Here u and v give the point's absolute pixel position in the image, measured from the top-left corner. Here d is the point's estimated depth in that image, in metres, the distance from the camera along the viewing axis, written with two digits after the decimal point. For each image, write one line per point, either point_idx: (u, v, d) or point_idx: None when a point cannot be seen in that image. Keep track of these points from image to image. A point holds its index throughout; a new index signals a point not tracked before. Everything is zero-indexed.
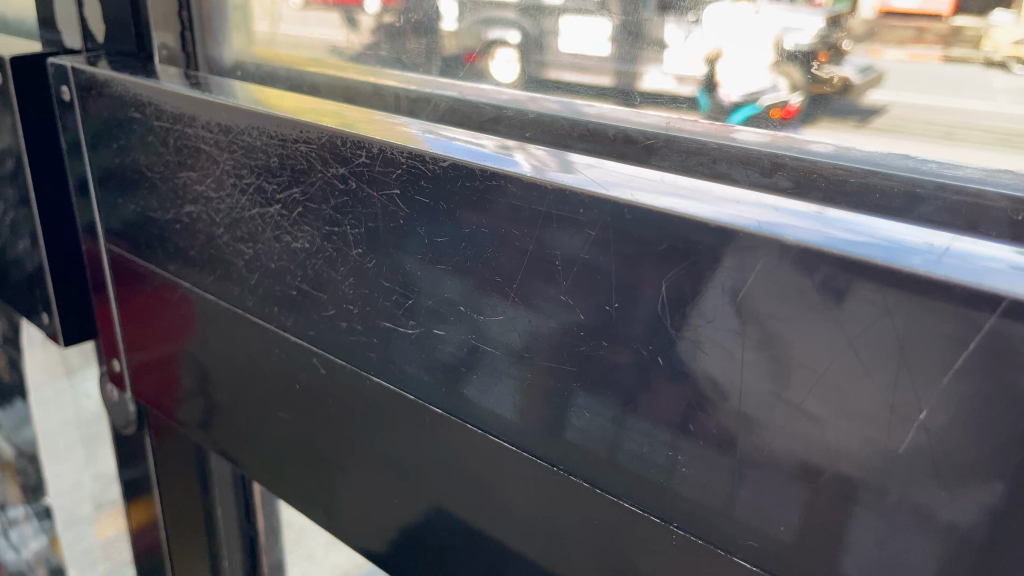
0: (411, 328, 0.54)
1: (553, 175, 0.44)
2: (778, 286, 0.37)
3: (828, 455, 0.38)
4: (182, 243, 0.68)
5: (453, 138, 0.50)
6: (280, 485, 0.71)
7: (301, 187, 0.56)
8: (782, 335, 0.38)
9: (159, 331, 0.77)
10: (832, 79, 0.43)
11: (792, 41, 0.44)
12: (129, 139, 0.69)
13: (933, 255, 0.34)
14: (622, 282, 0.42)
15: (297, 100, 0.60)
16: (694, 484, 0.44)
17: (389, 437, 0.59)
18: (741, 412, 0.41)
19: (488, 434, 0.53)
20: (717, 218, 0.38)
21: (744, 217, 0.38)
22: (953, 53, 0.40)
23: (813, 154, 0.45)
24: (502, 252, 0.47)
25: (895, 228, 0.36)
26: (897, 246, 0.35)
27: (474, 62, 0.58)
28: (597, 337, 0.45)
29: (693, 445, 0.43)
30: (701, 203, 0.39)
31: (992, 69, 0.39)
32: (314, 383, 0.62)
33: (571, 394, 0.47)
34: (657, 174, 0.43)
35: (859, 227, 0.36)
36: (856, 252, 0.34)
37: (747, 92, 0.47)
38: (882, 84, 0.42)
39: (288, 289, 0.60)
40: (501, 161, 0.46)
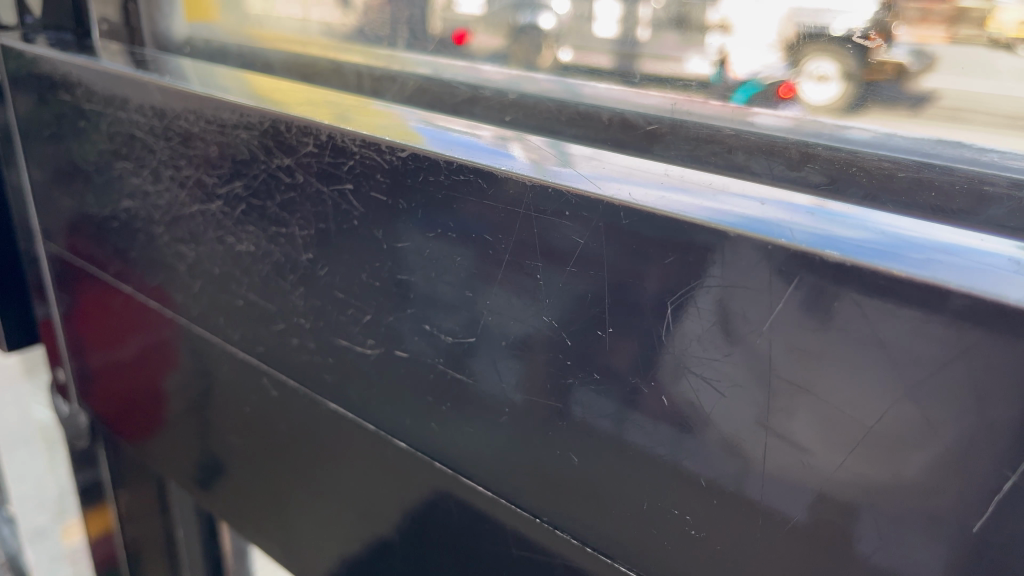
0: (369, 348, 0.45)
1: (549, 171, 0.36)
2: (810, 312, 0.29)
3: (883, 534, 0.30)
4: (122, 244, 0.60)
5: (449, 128, 0.42)
6: (235, 516, 0.64)
7: (244, 181, 0.47)
8: (824, 377, 0.29)
9: (104, 339, 0.69)
10: (885, 65, 0.35)
11: (844, 25, 0.35)
12: (60, 126, 0.61)
13: (1016, 277, 0.25)
14: (619, 302, 0.34)
15: (248, 80, 0.52)
16: (705, 551, 0.35)
17: (349, 470, 0.51)
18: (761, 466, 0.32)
19: (461, 475, 0.44)
20: (740, 226, 0.30)
21: (776, 225, 0.30)
22: (959, 34, 0.33)
23: (849, 142, 0.37)
24: (472, 261, 0.39)
25: (974, 244, 0.28)
26: (975, 263, 0.26)
27: (466, 43, 0.50)
28: (586, 368, 0.36)
29: (704, 504, 0.35)
30: (722, 207, 0.31)
31: (998, 50, 0.32)
32: (266, 404, 0.54)
33: (559, 434, 0.39)
34: (660, 168, 0.36)
35: (939, 245, 0.28)
36: (922, 273, 0.26)
37: (754, 72, 0.39)
38: (937, 69, 0.34)
39: (235, 299, 0.52)
40: (495, 153, 0.38)
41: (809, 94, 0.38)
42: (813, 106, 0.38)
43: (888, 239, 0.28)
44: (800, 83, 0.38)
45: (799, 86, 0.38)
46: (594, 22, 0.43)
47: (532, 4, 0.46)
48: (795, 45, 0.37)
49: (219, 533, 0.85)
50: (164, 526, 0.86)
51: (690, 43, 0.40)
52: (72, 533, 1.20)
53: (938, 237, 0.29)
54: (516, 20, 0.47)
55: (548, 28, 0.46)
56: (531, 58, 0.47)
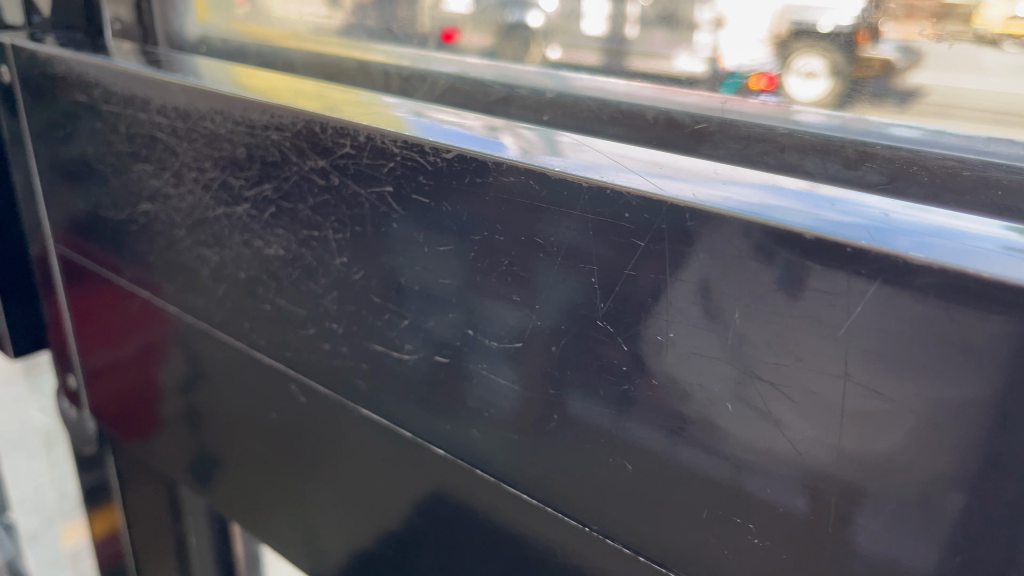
0: (407, 353, 0.44)
1: (537, 157, 0.36)
2: (903, 321, 0.26)
3: (972, 554, 0.28)
4: (139, 247, 0.59)
5: (437, 118, 0.42)
6: (255, 524, 0.62)
7: (274, 183, 0.46)
8: (908, 387, 0.27)
9: (118, 344, 0.68)
10: (872, 61, 0.36)
11: (831, 22, 0.37)
12: (74, 127, 0.59)
13: (995, 255, 0.26)
14: (682, 305, 0.32)
15: (240, 75, 0.52)
16: (770, 563, 0.34)
17: (380, 481, 0.49)
18: (848, 476, 0.30)
19: (501, 482, 0.42)
20: (805, 225, 0.28)
21: (842, 222, 0.28)
22: (945, 30, 0.34)
23: (897, 140, 0.36)
24: (521, 266, 0.37)
25: (970, 226, 0.28)
26: (967, 245, 0.26)
27: (454, 40, 0.51)
28: (645, 374, 0.34)
29: (770, 514, 0.33)
30: (785, 204, 0.30)
31: (984, 46, 0.34)
32: (293, 412, 0.53)
33: (610, 440, 0.37)
34: (717, 167, 0.35)
35: (932, 228, 0.28)
36: (944, 260, 0.25)
37: (741, 66, 0.40)
38: (924, 65, 0.35)
39: (261, 303, 0.51)
40: (483, 142, 0.38)
41: (794, 89, 0.39)
42: (803, 103, 0.39)
43: (883, 223, 0.28)
44: (789, 78, 0.39)
45: (786, 81, 0.39)
46: (583, 19, 0.45)
47: (520, 3, 0.47)
48: (787, 40, 0.38)
49: (233, 540, 0.83)
50: (174, 533, 0.84)
51: (678, 41, 0.42)
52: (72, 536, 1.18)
53: (939, 220, 0.28)
54: (504, 17, 0.48)
55: (535, 26, 0.47)
56: (518, 53, 0.48)
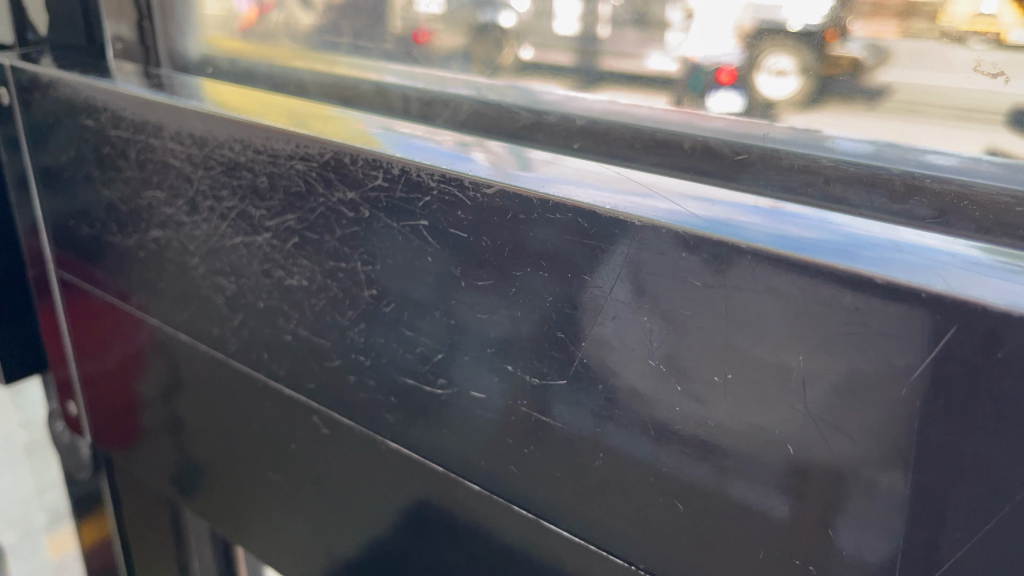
0: (440, 387, 0.43)
1: (508, 173, 0.38)
2: (982, 368, 0.27)
3: None
4: (149, 274, 0.57)
5: (411, 135, 0.44)
6: (255, 552, 0.60)
7: (297, 214, 0.45)
8: (986, 435, 0.27)
9: (119, 372, 0.66)
10: (841, 59, 0.37)
11: (801, 21, 0.37)
12: (79, 152, 0.58)
13: (946, 267, 0.28)
14: (742, 346, 0.32)
15: (217, 91, 0.53)
16: None
17: (405, 517, 0.48)
18: (921, 523, 0.30)
19: (539, 518, 0.42)
20: (869, 267, 0.28)
21: (909, 268, 0.28)
22: (911, 28, 0.35)
23: (936, 168, 0.36)
24: (565, 302, 0.36)
25: (897, 234, 0.32)
26: (926, 259, 0.29)
27: (426, 40, 0.51)
28: (702, 415, 0.34)
29: (834, 558, 0.32)
30: (839, 246, 0.30)
31: (951, 44, 0.34)
32: (313, 445, 0.51)
33: (659, 479, 0.36)
34: (761, 202, 0.35)
35: (873, 240, 0.31)
36: (917, 278, 0.27)
37: (710, 60, 0.41)
38: (892, 63, 0.36)
39: (281, 334, 0.50)
40: (457, 158, 0.40)
41: (765, 86, 0.40)
42: (773, 101, 0.40)
43: (839, 237, 0.31)
44: (759, 75, 0.40)
45: (755, 78, 0.40)
46: (554, 19, 0.45)
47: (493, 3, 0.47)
48: (754, 37, 0.39)
49: (235, 563, 0.82)
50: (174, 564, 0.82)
51: (650, 39, 0.42)
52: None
53: (881, 234, 0.32)
54: (476, 17, 0.48)
55: (507, 27, 0.48)
56: (492, 57, 0.49)
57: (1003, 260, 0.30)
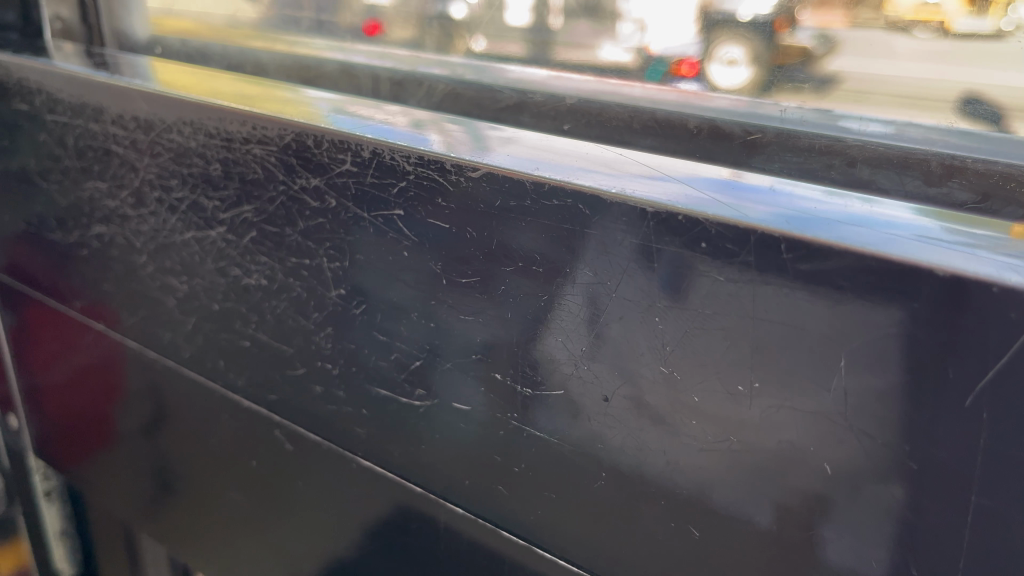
0: (418, 399, 0.38)
1: (458, 150, 0.34)
2: None
3: None
4: (92, 275, 0.52)
5: (358, 113, 0.40)
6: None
7: (254, 204, 0.40)
8: None
9: (64, 382, 0.60)
10: (789, 49, 0.34)
11: (751, 10, 0.35)
12: (12, 140, 0.52)
13: (920, 242, 0.25)
14: (772, 352, 0.28)
15: (162, 71, 0.48)
16: None
17: (379, 539, 0.43)
18: (990, 549, 0.26)
19: (532, 544, 0.37)
20: (925, 256, 0.24)
21: (966, 258, 0.24)
22: (859, 17, 0.32)
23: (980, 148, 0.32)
24: (561, 303, 0.32)
25: (881, 212, 0.28)
26: (885, 235, 0.26)
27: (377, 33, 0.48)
28: (721, 432, 0.30)
29: None
30: (874, 234, 0.26)
31: (897, 34, 0.32)
32: (276, 463, 0.46)
33: (669, 501, 0.32)
34: (773, 185, 0.31)
35: (864, 218, 0.27)
36: (925, 258, 0.24)
37: (663, 51, 0.38)
38: (841, 53, 0.33)
39: (239, 339, 0.45)
40: (403, 135, 0.36)
41: (717, 76, 0.37)
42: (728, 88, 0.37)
43: (797, 213, 0.28)
44: (711, 65, 0.37)
45: (706, 69, 0.37)
46: (505, 10, 0.43)
47: None
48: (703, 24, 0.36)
49: None
50: None
51: (602, 29, 0.40)
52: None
53: (856, 211, 0.28)
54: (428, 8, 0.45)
55: (459, 18, 0.44)
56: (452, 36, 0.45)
57: (960, 232, 0.27)
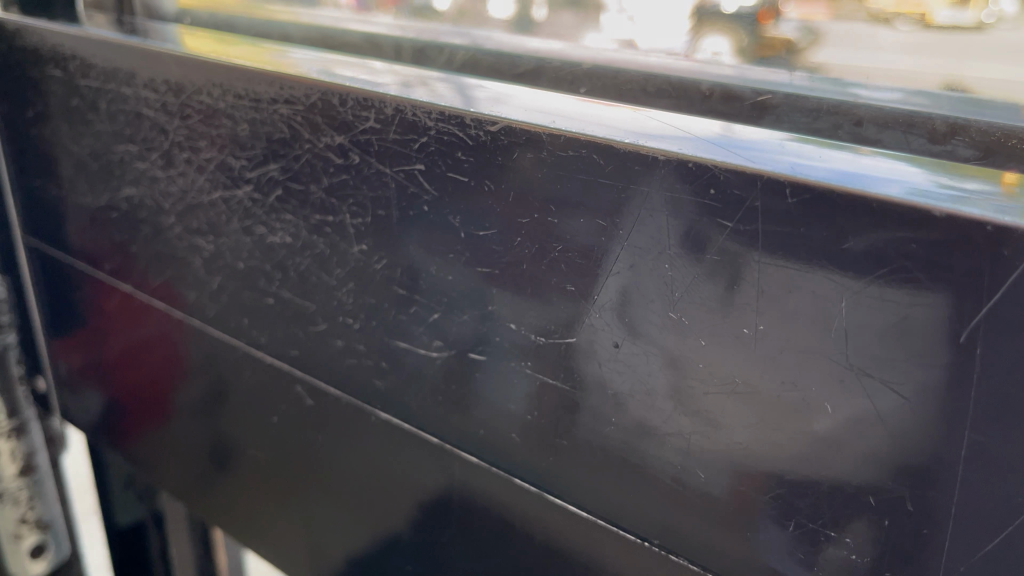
0: (435, 351, 0.40)
1: (474, 104, 0.35)
2: None
3: None
4: (120, 238, 0.53)
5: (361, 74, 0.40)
6: (238, 533, 0.56)
7: (280, 163, 0.42)
8: None
9: (89, 345, 0.62)
10: (773, 41, 0.36)
11: (734, 4, 0.36)
12: (46, 106, 0.54)
13: (918, 188, 0.26)
14: (778, 296, 0.29)
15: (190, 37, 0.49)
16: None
17: (396, 489, 0.44)
18: (981, 483, 0.27)
19: (544, 492, 0.38)
20: (924, 200, 0.25)
21: (962, 201, 0.25)
22: (841, 9, 0.34)
23: (985, 114, 0.32)
24: (575, 252, 0.33)
25: (879, 165, 0.29)
26: (883, 181, 0.27)
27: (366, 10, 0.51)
28: (725, 372, 0.31)
29: (871, 526, 0.29)
30: (875, 180, 0.27)
31: (879, 26, 0.34)
32: (297, 418, 0.48)
33: (676, 443, 0.33)
34: (780, 140, 0.32)
35: (863, 168, 0.28)
36: (923, 201, 0.25)
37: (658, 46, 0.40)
38: (824, 44, 0.35)
39: (263, 297, 0.46)
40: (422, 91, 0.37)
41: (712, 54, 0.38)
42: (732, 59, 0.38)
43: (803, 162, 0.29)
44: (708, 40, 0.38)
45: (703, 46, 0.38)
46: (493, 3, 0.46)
47: None
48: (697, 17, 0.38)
49: (214, 549, 0.77)
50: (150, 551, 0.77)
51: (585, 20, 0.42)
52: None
53: (862, 163, 0.29)
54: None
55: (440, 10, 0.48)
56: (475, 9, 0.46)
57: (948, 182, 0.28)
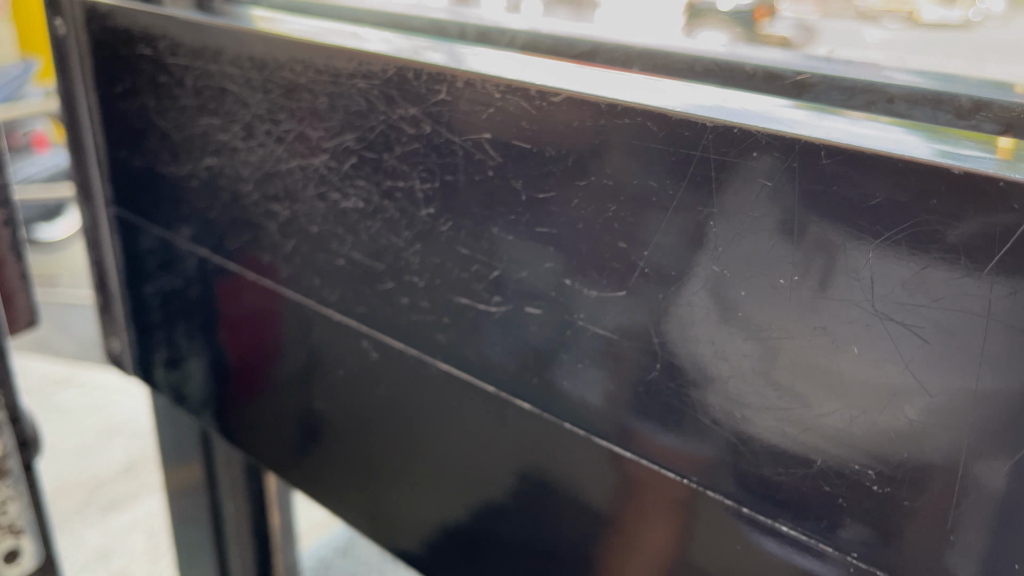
0: (494, 306, 0.44)
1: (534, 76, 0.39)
2: None
3: None
4: (200, 205, 0.58)
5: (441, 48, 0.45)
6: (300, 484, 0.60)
7: (356, 133, 0.46)
8: None
9: (162, 312, 0.66)
10: (768, 38, 0.39)
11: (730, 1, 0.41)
12: (135, 83, 0.58)
13: (939, 151, 0.29)
14: (812, 249, 0.32)
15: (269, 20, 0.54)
16: (888, 505, 0.33)
17: (455, 435, 0.48)
18: (988, 418, 0.30)
19: (592, 436, 0.42)
20: (944, 160, 0.28)
21: (978, 161, 0.28)
22: (831, 7, 0.38)
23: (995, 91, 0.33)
24: (628, 211, 0.37)
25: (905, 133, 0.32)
26: (906, 144, 0.30)
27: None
28: (762, 320, 0.34)
29: (891, 458, 0.33)
30: (901, 143, 0.30)
31: (863, 23, 0.37)
32: (362, 371, 0.52)
33: (717, 387, 0.37)
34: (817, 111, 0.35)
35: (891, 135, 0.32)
36: (942, 161, 0.28)
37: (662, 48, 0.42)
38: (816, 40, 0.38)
39: (334, 258, 0.50)
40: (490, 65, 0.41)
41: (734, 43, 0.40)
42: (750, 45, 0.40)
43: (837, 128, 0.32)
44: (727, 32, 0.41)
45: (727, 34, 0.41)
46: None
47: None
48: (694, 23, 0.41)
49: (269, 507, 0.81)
50: (210, 508, 0.82)
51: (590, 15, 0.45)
52: (91, 501, 1.29)
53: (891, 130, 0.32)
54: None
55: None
56: None
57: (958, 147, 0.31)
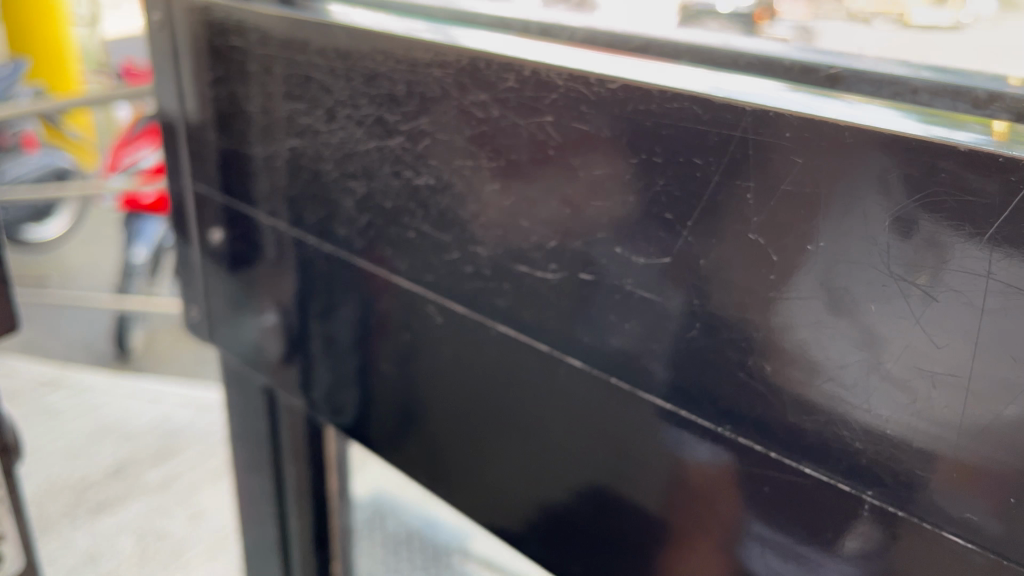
0: (551, 273, 0.49)
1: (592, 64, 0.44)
2: None
3: None
4: (282, 182, 0.64)
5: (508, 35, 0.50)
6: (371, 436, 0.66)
7: (430, 116, 0.51)
8: None
9: (244, 281, 0.72)
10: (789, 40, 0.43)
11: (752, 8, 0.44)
12: (227, 70, 0.64)
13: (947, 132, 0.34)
14: (836, 218, 0.36)
15: None
16: (899, 445, 0.38)
17: (513, 390, 0.54)
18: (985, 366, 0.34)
19: (637, 390, 0.47)
20: (952, 138, 0.33)
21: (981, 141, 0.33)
22: None
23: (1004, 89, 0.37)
24: (673, 184, 0.41)
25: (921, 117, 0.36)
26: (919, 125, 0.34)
27: None
28: (791, 283, 0.39)
29: (902, 404, 0.37)
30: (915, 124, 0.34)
31: None
32: (429, 334, 0.57)
33: (750, 344, 0.41)
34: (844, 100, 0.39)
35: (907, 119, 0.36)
36: (950, 139, 0.33)
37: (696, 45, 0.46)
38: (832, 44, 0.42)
39: (405, 231, 0.56)
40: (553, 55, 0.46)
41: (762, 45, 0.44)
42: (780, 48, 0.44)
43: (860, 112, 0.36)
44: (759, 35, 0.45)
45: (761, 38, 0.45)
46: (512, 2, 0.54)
47: None
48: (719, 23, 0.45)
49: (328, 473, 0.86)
50: (276, 469, 0.88)
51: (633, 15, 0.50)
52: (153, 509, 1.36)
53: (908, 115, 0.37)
54: None
55: None
56: None
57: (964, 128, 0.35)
